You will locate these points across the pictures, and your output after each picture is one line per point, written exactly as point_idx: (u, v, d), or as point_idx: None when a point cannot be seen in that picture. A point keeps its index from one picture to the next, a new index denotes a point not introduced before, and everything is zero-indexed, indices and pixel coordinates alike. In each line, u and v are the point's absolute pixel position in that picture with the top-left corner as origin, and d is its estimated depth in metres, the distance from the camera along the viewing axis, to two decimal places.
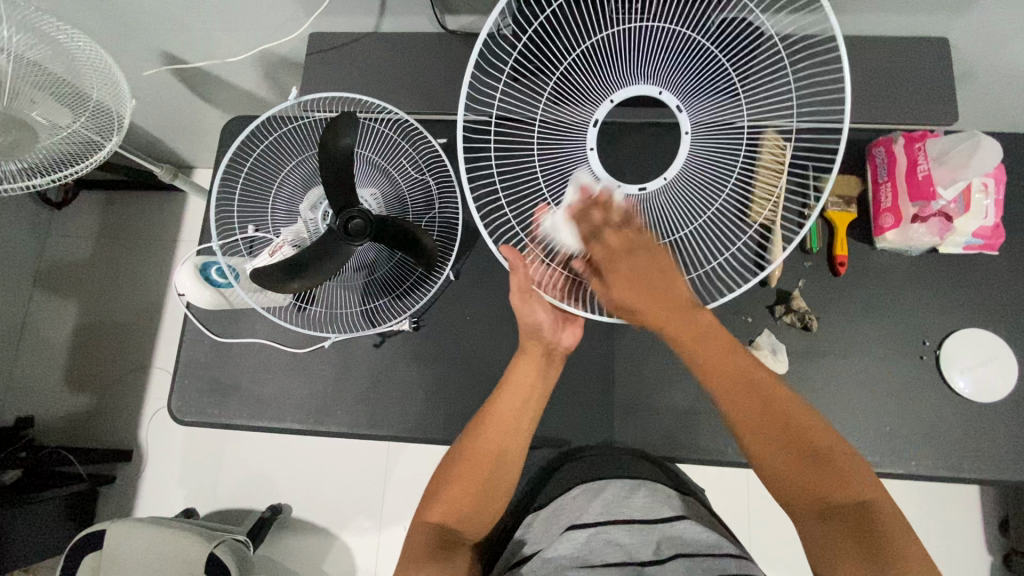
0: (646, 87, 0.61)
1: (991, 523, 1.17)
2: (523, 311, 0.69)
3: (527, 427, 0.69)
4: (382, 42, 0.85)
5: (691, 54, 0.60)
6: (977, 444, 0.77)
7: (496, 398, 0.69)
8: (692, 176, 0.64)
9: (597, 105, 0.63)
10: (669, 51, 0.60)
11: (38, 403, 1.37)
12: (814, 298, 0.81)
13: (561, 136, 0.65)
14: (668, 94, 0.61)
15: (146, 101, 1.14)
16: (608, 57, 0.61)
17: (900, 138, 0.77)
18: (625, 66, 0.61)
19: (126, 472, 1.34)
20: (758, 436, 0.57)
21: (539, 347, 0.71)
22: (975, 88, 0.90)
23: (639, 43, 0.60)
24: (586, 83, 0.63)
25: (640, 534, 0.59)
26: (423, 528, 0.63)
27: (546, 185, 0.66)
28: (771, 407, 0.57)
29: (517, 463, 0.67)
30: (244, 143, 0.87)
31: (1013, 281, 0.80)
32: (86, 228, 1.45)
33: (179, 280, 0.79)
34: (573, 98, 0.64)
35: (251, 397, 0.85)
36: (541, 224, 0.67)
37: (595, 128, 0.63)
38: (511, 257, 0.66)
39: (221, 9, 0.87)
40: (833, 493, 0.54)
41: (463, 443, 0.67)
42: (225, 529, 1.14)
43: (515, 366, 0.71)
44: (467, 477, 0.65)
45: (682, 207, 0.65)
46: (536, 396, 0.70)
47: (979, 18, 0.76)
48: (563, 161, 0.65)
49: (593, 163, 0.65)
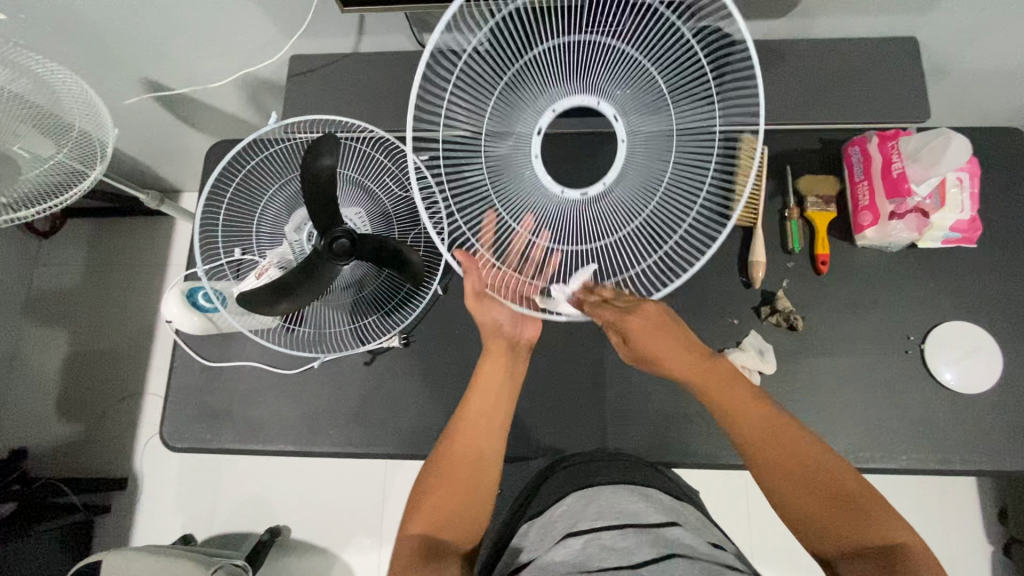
0: (579, 99, 0.64)
1: (989, 515, 1.17)
2: (480, 311, 0.72)
3: (502, 423, 0.69)
4: (362, 62, 0.87)
5: (624, 65, 0.62)
6: (966, 433, 0.77)
7: (468, 399, 0.70)
8: (630, 175, 0.64)
9: (539, 115, 0.65)
10: (607, 63, 0.62)
11: (30, 434, 1.35)
12: (797, 298, 0.82)
13: (505, 142, 0.66)
14: (606, 104, 0.64)
15: (131, 130, 1.14)
16: (548, 69, 0.63)
17: (873, 138, 0.79)
18: (563, 78, 0.63)
19: (122, 500, 1.33)
20: (774, 473, 0.58)
21: (503, 340, 0.74)
22: (945, 86, 0.92)
23: (577, 56, 0.62)
24: (524, 90, 0.64)
25: (636, 536, 0.56)
26: (406, 540, 0.60)
27: (495, 193, 0.66)
28: (783, 445, 0.59)
29: (495, 460, 0.67)
30: (227, 168, 0.88)
31: (993, 271, 0.82)
32: (75, 256, 1.45)
33: (166, 306, 0.79)
34: (517, 103, 0.65)
35: (242, 421, 0.85)
36: (491, 227, 0.66)
37: (539, 136, 0.65)
38: (463, 260, 0.66)
39: (202, 36, 0.88)
40: (860, 533, 0.53)
41: (444, 446, 0.67)
42: (223, 555, 1.12)
43: (482, 362, 0.73)
44: (447, 482, 0.64)
45: (619, 208, 0.65)
46: (507, 392, 0.71)
47: (944, 18, 0.78)
48: (508, 166, 0.66)
49: (538, 168, 0.66)
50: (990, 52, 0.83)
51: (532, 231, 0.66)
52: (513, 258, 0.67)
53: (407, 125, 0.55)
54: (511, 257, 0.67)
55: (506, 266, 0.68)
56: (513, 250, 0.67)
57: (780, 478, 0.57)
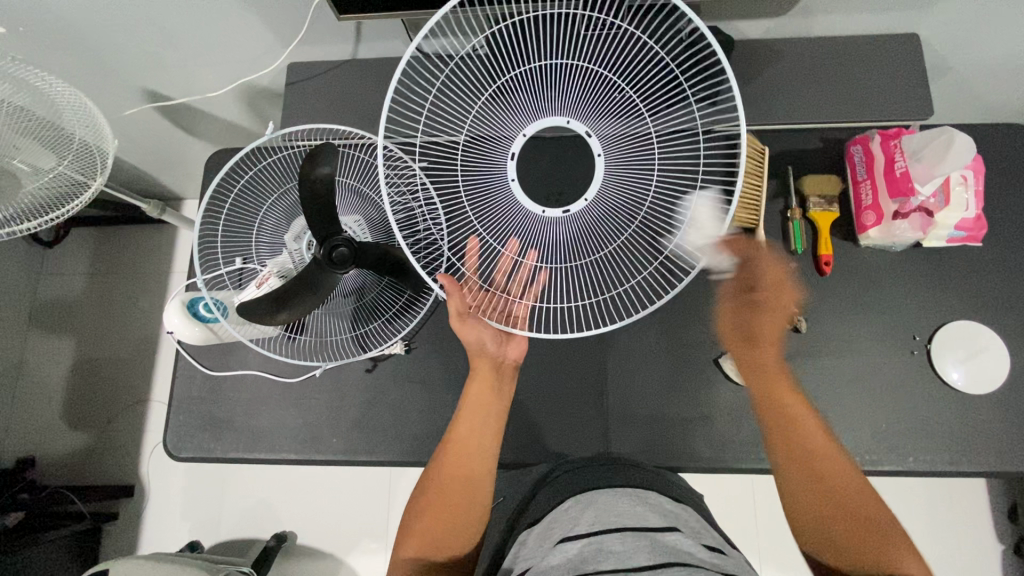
0: (549, 120, 0.65)
1: (999, 515, 1.16)
2: (466, 332, 0.70)
3: (492, 446, 0.68)
4: (360, 69, 0.87)
5: (597, 88, 0.64)
6: (972, 433, 0.76)
7: (457, 421, 0.69)
8: (607, 194, 0.66)
9: (512, 139, 0.66)
10: (578, 84, 0.64)
11: (38, 443, 1.36)
12: (800, 300, 0.81)
13: (479, 164, 0.67)
14: (577, 123, 0.65)
15: (132, 141, 1.15)
16: (518, 93, 0.65)
17: (875, 136, 0.78)
18: (532, 101, 0.65)
19: (129, 508, 1.33)
20: (784, 457, 0.63)
21: (488, 364, 0.73)
22: (948, 82, 0.91)
23: (543, 79, 0.64)
24: (497, 112, 0.66)
25: (634, 540, 0.55)
26: (402, 565, 0.62)
27: (475, 214, 0.68)
28: (803, 441, 0.63)
29: (487, 481, 0.67)
30: (224, 179, 0.88)
31: (999, 269, 0.81)
32: (79, 265, 1.46)
33: (167, 317, 0.79)
34: (494, 126, 0.67)
35: (245, 430, 0.85)
36: (473, 253, 0.68)
37: (512, 161, 0.66)
38: (446, 284, 0.67)
39: (200, 45, 0.88)
40: (853, 542, 0.57)
41: (432, 470, 0.67)
42: (228, 561, 1.12)
43: (469, 386, 0.72)
44: (437, 507, 0.64)
45: (592, 230, 0.67)
46: (495, 413, 0.70)
47: (945, 14, 0.77)
48: (485, 188, 0.67)
49: (514, 191, 0.66)
50: (993, 48, 0.83)
51: (518, 252, 0.67)
52: (499, 281, 0.69)
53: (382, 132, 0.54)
54: (496, 281, 0.69)
55: (491, 287, 0.70)
56: (499, 270, 0.68)
57: (789, 465, 0.63)
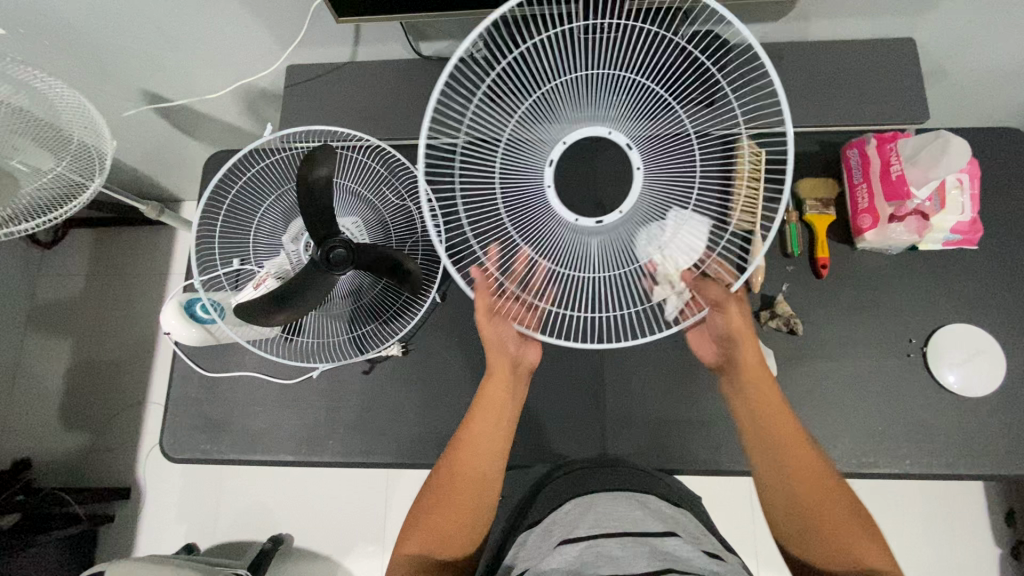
0: (590, 129, 0.64)
1: (997, 518, 1.16)
2: (489, 329, 0.68)
3: (502, 446, 0.68)
4: (359, 72, 0.87)
5: (640, 96, 0.63)
6: (969, 437, 0.76)
7: (469, 421, 0.69)
8: (644, 206, 0.65)
9: (550, 147, 0.65)
10: (621, 92, 0.63)
11: (35, 444, 1.36)
12: (797, 304, 0.81)
13: (515, 172, 0.66)
14: (619, 133, 0.64)
15: (131, 142, 1.15)
16: (560, 99, 0.64)
17: (871, 140, 0.78)
18: (574, 108, 0.64)
19: (125, 510, 1.33)
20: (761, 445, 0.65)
21: (506, 361, 0.71)
22: (945, 86, 0.92)
23: (586, 87, 0.64)
24: (537, 118, 0.65)
25: (634, 546, 0.55)
26: (404, 560, 0.62)
27: (510, 222, 0.67)
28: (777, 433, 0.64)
29: (496, 482, 0.67)
30: (223, 180, 0.88)
31: (995, 273, 0.81)
32: (77, 266, 1.46)
33: (164, 318, 0.79)
34: (532, 130, 0.65)
35: (242, 431, 0.85)
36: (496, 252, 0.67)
37: (551, 167, 0.65)
38: (478, 280, 0.66)
39: (201, 47, 0.88)
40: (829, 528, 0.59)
41: (440, 468, 0.66)
42: (225, 563, 1.12)
43: (485, 386, 0.71)
44: (444, 506, 0.64)
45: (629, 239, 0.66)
46: (508, 413, 0.70)
47: (942, 18, 0.77)
48: (522, 196, 0.66)
49: (551, 199, 0.66)
50: (989, 52, 0.83)
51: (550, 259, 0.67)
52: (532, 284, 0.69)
53: (419, 140, 0.55)
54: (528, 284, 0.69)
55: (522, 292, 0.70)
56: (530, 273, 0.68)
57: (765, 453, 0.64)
